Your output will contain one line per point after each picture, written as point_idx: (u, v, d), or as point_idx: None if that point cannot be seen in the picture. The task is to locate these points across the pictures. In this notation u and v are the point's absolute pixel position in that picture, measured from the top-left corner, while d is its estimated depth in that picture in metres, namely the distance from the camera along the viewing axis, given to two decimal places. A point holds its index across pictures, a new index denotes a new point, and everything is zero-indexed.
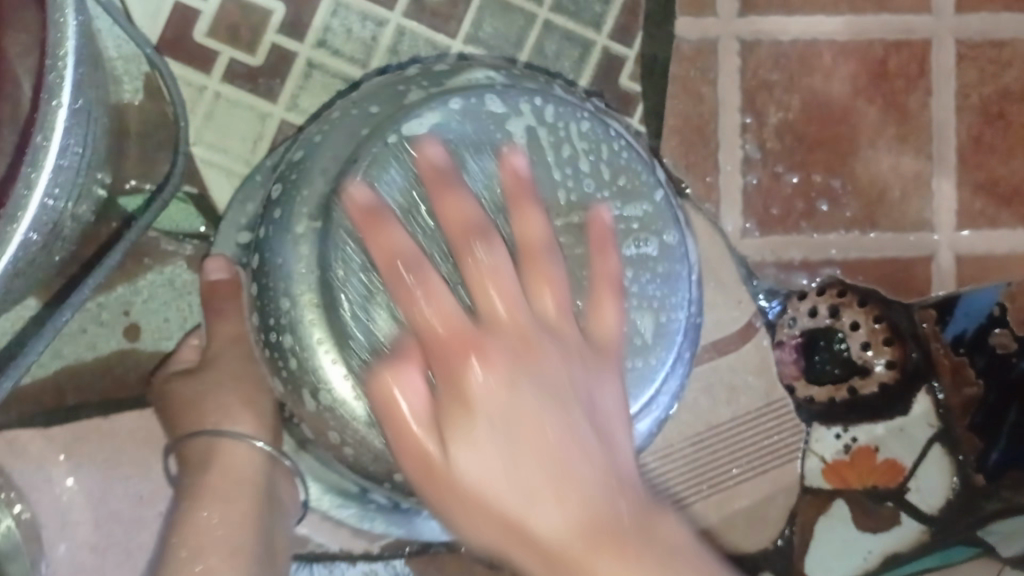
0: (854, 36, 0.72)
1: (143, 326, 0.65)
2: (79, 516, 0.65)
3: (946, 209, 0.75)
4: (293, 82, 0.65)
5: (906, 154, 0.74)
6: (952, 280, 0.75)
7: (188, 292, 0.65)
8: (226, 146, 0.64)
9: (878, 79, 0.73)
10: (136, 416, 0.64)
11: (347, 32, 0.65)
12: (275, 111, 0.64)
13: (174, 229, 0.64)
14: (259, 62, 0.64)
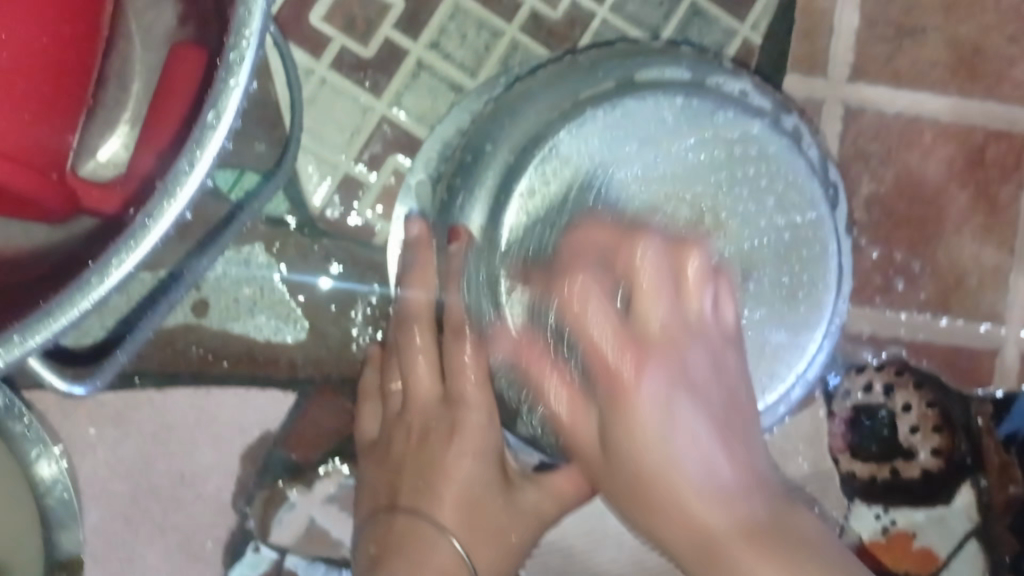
0: (956, 118, 0.72)
1: (211, 303, 0.64)
2: (117, 484, 0.64)
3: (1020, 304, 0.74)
4: (399, 80, 0.65)
5: (989, 244, 0.73)
6: (1015, 377, 0.74)
7: (262, 274, 0.65)
8: (322, 133, 0.65)
9: (974, 165, 0.72)
10: (190, 391, 0.64)
11: (462, 38, 0.66)
12: (378, 105, 0.65)
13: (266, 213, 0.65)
14: (370, 55, 0.65)
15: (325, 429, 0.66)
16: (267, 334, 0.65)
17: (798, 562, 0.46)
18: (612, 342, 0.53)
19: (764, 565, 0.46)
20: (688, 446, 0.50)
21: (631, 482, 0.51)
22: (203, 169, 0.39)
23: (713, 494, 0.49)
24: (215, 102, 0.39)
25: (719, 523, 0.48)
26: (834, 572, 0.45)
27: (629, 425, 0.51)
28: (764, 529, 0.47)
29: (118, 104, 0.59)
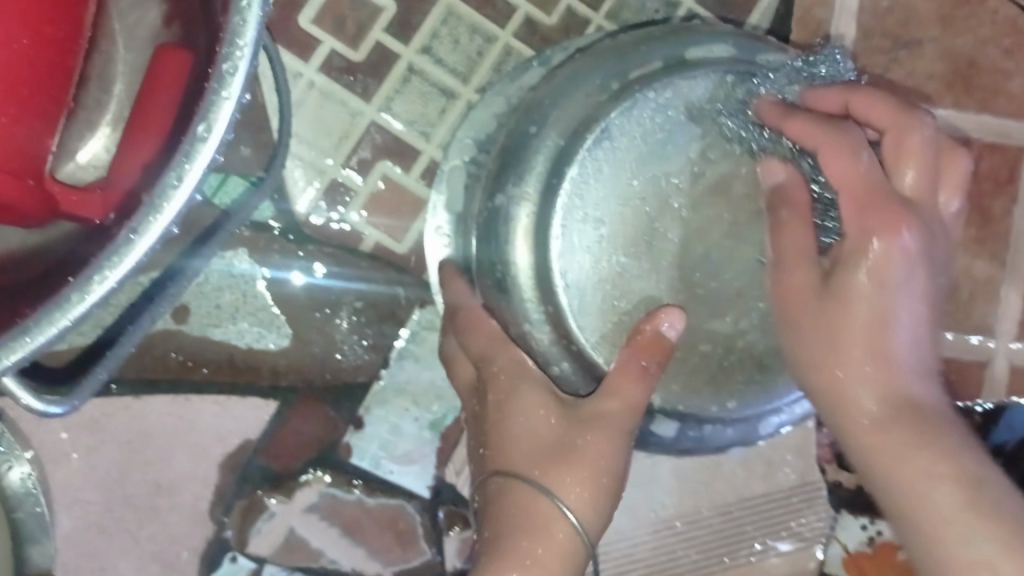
0: (952, 131, 0.71)
1: (192, 309, 0.63)
2: (92, 494, 0.62)
3: (1010, 318, 0.74)
4: (389, 84, 0.64)
5: (980, 257, 0.73)
6: (1003, 391, 0.74)
7: (244, 280, 0.63)
8: (309, 137, 0.63)
9: (969, 178, 0.72)
10: (170, 399, 0.63)
11: (454, 41, 0.65)
12: (367, 110, 0.64)
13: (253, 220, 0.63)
14: (359, 58, 0.64)
15: (307, 437, 0.65)
16: (249, 341, 0.64)
17: (930, 475, 0.45)
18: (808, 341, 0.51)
19: (910, 443, 0.47)
20: (913, 421, 0.47)
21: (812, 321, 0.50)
22: (191, 185, 0.37)
23: (884, 382, 0.49)
24: (206, 113, 0.37)
25: (871, 405, 0.49)
26: (966, 483, 0.45)
27: (813, 325, 0.50)
28: (916, 408, 0.48)
29: (100, 105, 0.57)
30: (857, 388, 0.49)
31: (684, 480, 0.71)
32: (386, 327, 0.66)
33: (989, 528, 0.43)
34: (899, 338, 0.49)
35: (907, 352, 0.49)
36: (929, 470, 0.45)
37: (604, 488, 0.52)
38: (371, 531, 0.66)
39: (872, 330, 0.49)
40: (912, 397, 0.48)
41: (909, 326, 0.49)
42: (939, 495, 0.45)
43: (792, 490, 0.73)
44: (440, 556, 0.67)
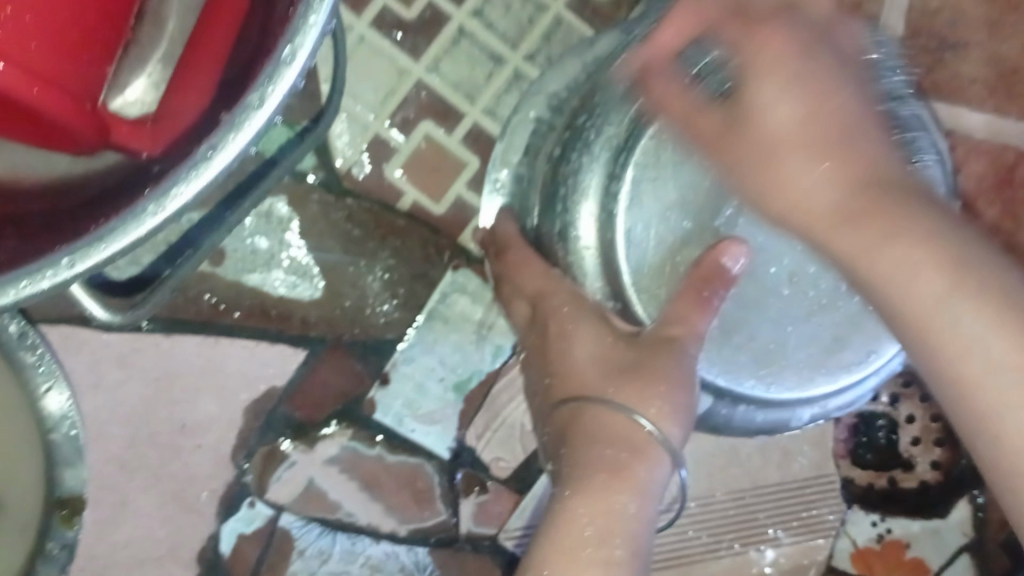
0: (990, 135, 0.72)
1: (229, 253, 0.63)
2: (118, 428, 0.63)
3: None
4: (438, 45, 0.65)
5: None
6: None
7: (281, 230, 0.64)
8: (356, 93, 0.64)
9: (1004, 183, 0.72)
10: (200, 339, 0.63)
11: (506, 8, 0.65)
12: (414, 69, 0.65)
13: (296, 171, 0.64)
14: (411, 17, 0.64)
15: (333, 388, 0.65)
16: (282, 289, 0.64)
17: (907, 273, 0.39)
18: (817, 184, 0.42)
19: (885, 251, 0.40)
20: (876, 221, 0.40)
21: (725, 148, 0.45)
22: (273, 107, 0.38)
23: (828, 210, 0.42)
24: (291, 37, 0.37)
25: (827, 194, 0.42)
26: (918, 240, 0.39)
27: (747, 138, 0.44)
28: (882, 176, 0.42)
29: (153, 42, 0.58)
30: (855, 239, 0.41)
31: (699, 462, 0.72)
32: (417, 288, 0.66)
33: (957, 295, 0.38)
34: (786, 112, 0.43)
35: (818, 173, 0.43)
36: (904, 258, 0.39)
37: (678, 407, 0.50)
38: (388, 487, 0.66)
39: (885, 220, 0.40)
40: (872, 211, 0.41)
41: (867, 120, 0.43)
42: (916, 276, 0.38)
43: (807, 480, 0.73)
44: (454, 518, 0.67)
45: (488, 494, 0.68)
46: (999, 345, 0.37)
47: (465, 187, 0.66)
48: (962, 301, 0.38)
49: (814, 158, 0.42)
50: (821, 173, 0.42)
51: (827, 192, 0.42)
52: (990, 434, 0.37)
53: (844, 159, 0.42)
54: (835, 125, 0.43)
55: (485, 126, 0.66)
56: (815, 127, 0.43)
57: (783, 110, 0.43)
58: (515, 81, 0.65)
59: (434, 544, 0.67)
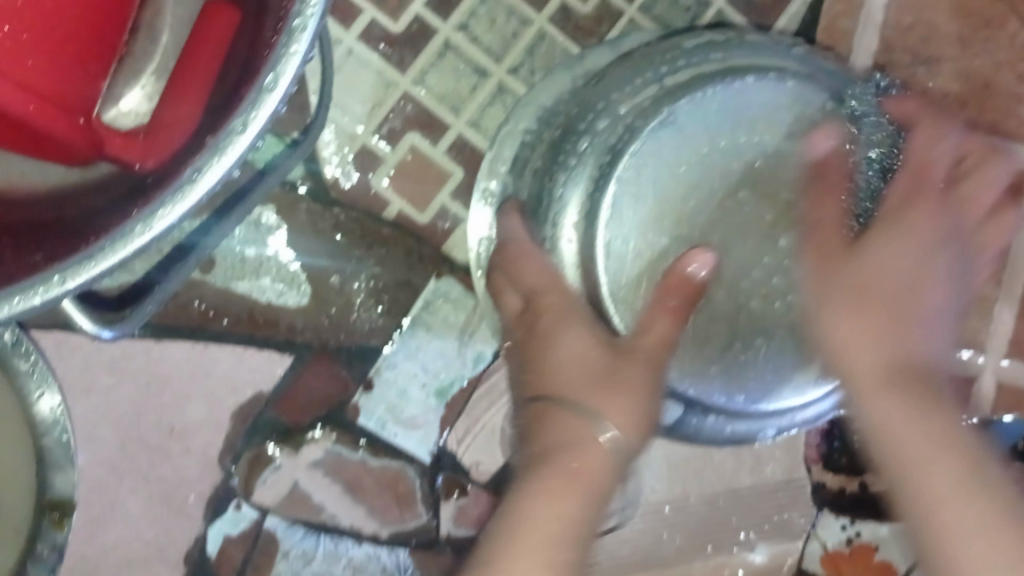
0: None
1: (218, 260, 0.64)
2: (106, 432, 0.64)
3: (1000, 333, 0.76)
4: (425, 58, 0.66)
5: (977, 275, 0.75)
6: (989, 404, 0.77)
7: (269, 238, 0.65)
8: (344, 104, 0.65)
9: None
10: (189, 345, 0.64)
11: (490, 22, 0.67)
12: (401, 81, 0.66)
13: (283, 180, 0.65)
14: (398, 30, 0.65)
15: (319, 394, 0.67)
16: (269, 296, 0.65)
17: (876, 394, 0.45)
18: (896, 419, 0.44)
19: (886, 390, 0.45)
20: (948, 445, 0.42)
21: (840, 271, 0.50)
22: (255, 132, 0.39)
23: (872, 395, 0.45)
24: (274, 65, 0.38)
25: (863, 349, 0.47)
26: (921, 406, 0.44)
27: (846, 288, 0.49)
28: (916, 365, 0.46)
29: (146, 54, 0.59)
30: (885, 411, 0.44)
31: (675, 466, 0.74)
32: (402, 296, 0.68)
33: (932, 470, 0.42)
34: (900, 275, 0.49)
35: (923, 349, 0.47)
36: (924, 445, 0.42)
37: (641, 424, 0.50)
38: (372, 490, 0.68)
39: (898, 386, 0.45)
40: (908, 353, 0.46)
41: (944, 314, 0.49)
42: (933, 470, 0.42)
43: (780, 484, 0.75)
44: (435, 520, 0.69)
45: (469, 497, 0.69)
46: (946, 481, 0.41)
47: (449, 198, 0.67)
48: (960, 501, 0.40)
49: (862, 334, 0.47)
50: (851, 319, 0.48)
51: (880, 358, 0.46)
52: None
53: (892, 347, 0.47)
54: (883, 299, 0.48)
55: (469, 137, 0.67)
56: (867, 325, 0.47)
57: (886, 259, 0.49)
58: (499, 93, 0.67)
59: (417, 544, 0.69)
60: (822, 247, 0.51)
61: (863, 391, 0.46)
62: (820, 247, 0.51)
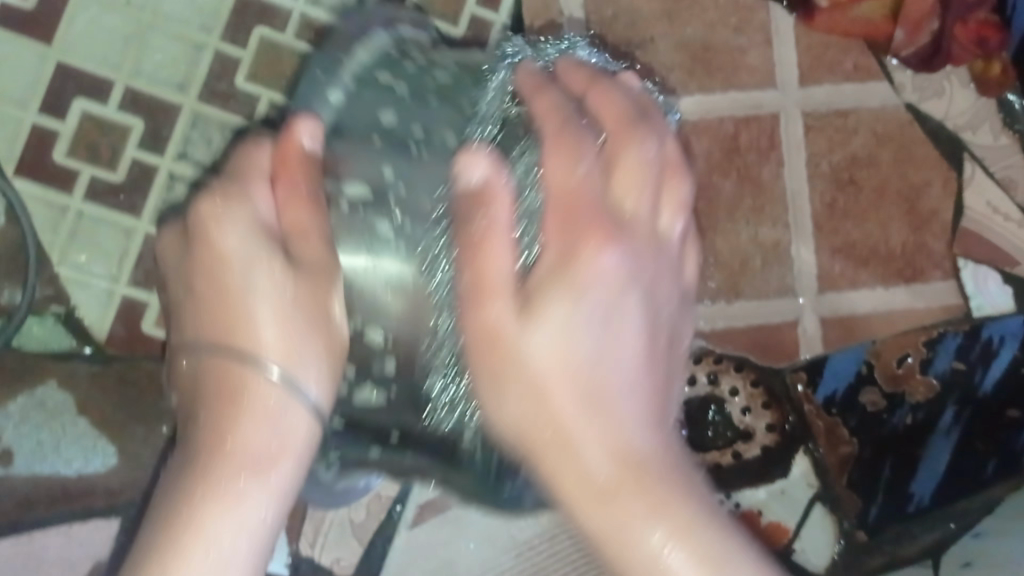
0: (704, 114, 0.76)
1: (15, 449, 0.65)
2: None
3: (808, 274, 0.78)
4: (155, 196, 0.67)
5: (763, 224, 0.77)
6: (820, 344, 0.78)
7: (61, 413, 0.66)
8: (93, 264, 0.67)
9: (731, 154, 0.76)
10: (12, 541, 0.65)
11: (207, 143, 0.68)
12: (140, 224, 0.67)
13: (40, 350, 0.66)
14: (120, 177, 0.67)
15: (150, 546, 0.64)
16: (78, 468, 0.66)
17: (527, 333, 0.39)
18: (612, 441, 0.39)
19: (591, 427, 0.39)
20: (640, 486, 0.38)
21: (554, 135, 0.41)
22: None
23: (551, 368, 0.39)
24: None
25: (557, 370, 0.39)
26: (648, 490, 0.38)
27: (579, 397, 0.40)
28: (580, 200, 0.40)
29: None
30: (626, 531, 0.38)
31: None
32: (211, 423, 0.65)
33: (644, 513, 0.38)
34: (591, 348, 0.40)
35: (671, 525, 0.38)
36: (642, 524, 0.38)
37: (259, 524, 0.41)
38: None
39: (572, 411, 0.39)
40: (597, 375, 0.40)
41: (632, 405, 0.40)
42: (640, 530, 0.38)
43: None
44: None
45: None
46: (657, 523, 0.38)
47: None
48: (652, 507, 0.38)
49: (517, 377, 0.40)
50: (588, 415, 0.39)
51: (532, 413, 0.40)
52: (585, 502, 0.39)
53: (584, 393, 0.40)
54: (643, 481, 0.38)
55: None
56: (567, 382, 0.40)
57: (555, 381, 0.40)
58: None
59: None
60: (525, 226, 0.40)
61: (510, 408, 0.40)
62: (544, 249, 0.40)
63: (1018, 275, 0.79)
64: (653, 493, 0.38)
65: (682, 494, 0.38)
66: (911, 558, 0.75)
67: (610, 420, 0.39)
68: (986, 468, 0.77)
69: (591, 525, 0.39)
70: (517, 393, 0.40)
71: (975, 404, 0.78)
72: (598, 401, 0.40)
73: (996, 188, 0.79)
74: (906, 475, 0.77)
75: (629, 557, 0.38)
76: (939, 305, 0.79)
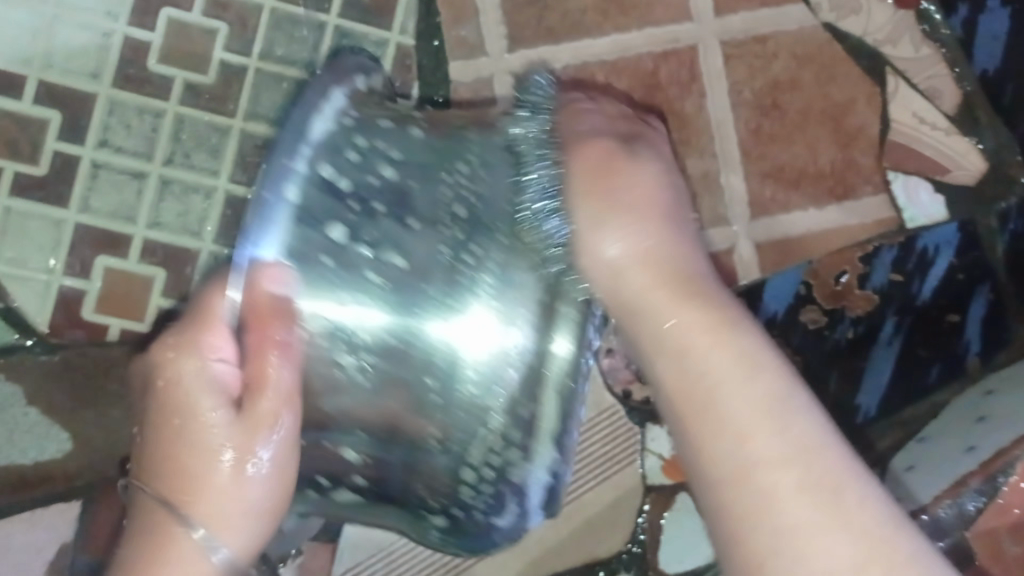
0: (621, 53, 0.77)
1: None
2: None
3: (738, 200, 0.79)
4: (80, 186, 0.71)
5: (690, 156, 0.78)
6: (757, 269, 0.80)
7: (11, 404, 0.70)
8: (28, 257, 0.70)
9: (652, 89, 0.77)
10: None
11: (126, 128, 0.72)
12: (70, 215, 0.71)
13: None
14: (44, 171, 0.71)
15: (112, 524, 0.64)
16: (35, 455, 0.70)
17: (722, 398, 0.45)
18: (746, 397, 0.45)
19: (733, 370, 0.46)
20: (793, 459, 0.43)
21: (586, 182, 0.53)
22: None
23: (740, 401, 0.45)
24: None
25: (650, 273, 0.51)
26: (760, 420, 0.44)
27: (675, 393, 0.47)
28: (689, 277, 0.51)
29: None
30: (754, 475, 0.43)
31: None
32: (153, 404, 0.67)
33: (774, 461, 0.43)
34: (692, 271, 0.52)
35: (819, 438, 0.44)
36: (778, 478, 0.42)
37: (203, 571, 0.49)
38: None
39: (712, 362, 0.47)
40: (728, 311, 0.49)
41: (758, 369, 0.46)
42: (780, 474, 0.42)
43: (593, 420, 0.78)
44: None
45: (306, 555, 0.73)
46: (804, 504, 0.41)
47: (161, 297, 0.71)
48: (788, 458, 0.43)
49: (719, 396, 0.46)
50: (748, 435, 0.44)
51: (746, 393, 0.45)
52: (714, 486, 0.44)
53: (761, 404, 0.45)
54: (766, 407, 0.44)
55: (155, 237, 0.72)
56: (731, 355, 0.47)
57: (733, 397, 0.45)
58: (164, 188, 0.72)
59: None
60: (644, 263, 0.51)
61: (685, 428, 0.46)
62: (654, 282, 0.51)
63: (950, 183, 0.80)
64: (803, 481, 0.42)
65: (818, 461, 0.43)
66: (864, 466, 0.77)
67: (785, 411, 0.44)
68: (929, 374, 0.78)
69: (725, 495, 0.43)
70: (696, 405, 0.46)
71: (917, 313, 0.79)
72: (769, 407, 0.44)
73: (920, 99, 0.79)
74: (851, 388, 0.79)
75: (744, 514, 0.42)
76: (872, 219, 0.80)
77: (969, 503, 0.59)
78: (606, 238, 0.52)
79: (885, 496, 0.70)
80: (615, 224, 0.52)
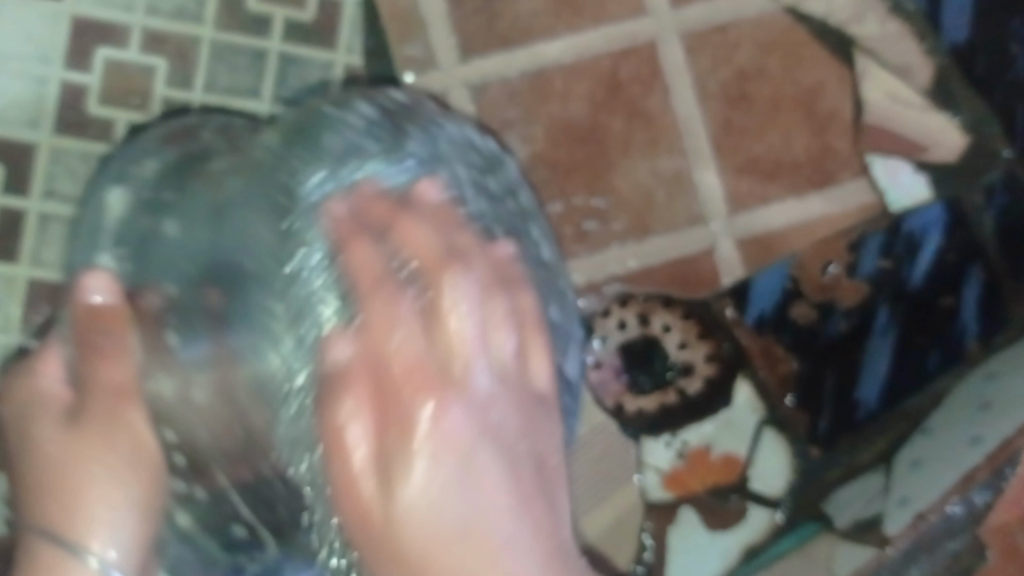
0: (579, 55, 0.74)
1: None
2: None
3: (714, 197, 0.76)
4: (27, 240, 0.67)
5: (660, 156, 0.75)
6: (740, 267, 0.77)
7: None
8: None
9: (615, 90, 0.74)
10: None
11: (72, 175, 0.68)
12: (19, 271, 0.67)
13: None
14: None
15: None
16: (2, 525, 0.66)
17: (490, 561, 0.35)
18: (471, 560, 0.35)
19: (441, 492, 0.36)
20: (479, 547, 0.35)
21: (367, 325, 0.41)
22: None
23: (483, 563, 0.35)
24: None
25: (464, 377, 0.45)
26: (467, 544, 0.35)
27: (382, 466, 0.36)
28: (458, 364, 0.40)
29: None
30: (439, 555, 0.35)
31: None
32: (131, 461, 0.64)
33: (481, 565, 0.35)
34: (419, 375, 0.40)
35: (520, 544, 0.36)
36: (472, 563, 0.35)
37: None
38: None
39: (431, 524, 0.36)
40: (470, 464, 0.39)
41: (493, 470, 0.37)
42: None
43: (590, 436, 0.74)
44: None
45: None
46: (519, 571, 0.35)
47: None
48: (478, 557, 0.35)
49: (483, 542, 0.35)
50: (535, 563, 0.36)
51: (452, 512, 0.35)
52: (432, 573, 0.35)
53: (555, 551, 0.36)
54: (468, 545, 0.35)
55: None
56: (448, 411, 0.37)
57: (496, 478, 0.37)
58: None
59: None
60: (382, 400, 0.38)
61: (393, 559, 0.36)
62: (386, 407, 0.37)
63: (929, 161, 0.77)
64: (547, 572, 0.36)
65: (548, 551, 0.36)
66: (869, 464, 0.72)
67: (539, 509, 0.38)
68: (929, 362, 0.74)
69: None
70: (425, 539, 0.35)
71: (910, 299, 0.75)
72: (528, 496, 0.37)
73: (891, 77, 0.77)
74: (850, 382, 0.75)
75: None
76: (855, 205, 0.78)
77: (979, 497, 0.60)
78: (342, 344, 0.42)
79: (893, 493, 0.67)
80: (371, 316, 0.42)
